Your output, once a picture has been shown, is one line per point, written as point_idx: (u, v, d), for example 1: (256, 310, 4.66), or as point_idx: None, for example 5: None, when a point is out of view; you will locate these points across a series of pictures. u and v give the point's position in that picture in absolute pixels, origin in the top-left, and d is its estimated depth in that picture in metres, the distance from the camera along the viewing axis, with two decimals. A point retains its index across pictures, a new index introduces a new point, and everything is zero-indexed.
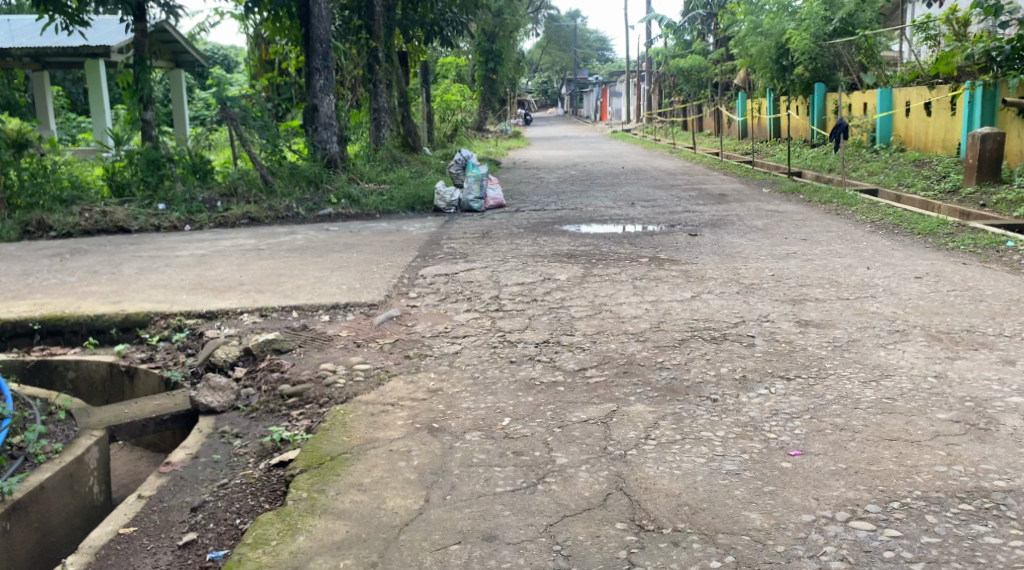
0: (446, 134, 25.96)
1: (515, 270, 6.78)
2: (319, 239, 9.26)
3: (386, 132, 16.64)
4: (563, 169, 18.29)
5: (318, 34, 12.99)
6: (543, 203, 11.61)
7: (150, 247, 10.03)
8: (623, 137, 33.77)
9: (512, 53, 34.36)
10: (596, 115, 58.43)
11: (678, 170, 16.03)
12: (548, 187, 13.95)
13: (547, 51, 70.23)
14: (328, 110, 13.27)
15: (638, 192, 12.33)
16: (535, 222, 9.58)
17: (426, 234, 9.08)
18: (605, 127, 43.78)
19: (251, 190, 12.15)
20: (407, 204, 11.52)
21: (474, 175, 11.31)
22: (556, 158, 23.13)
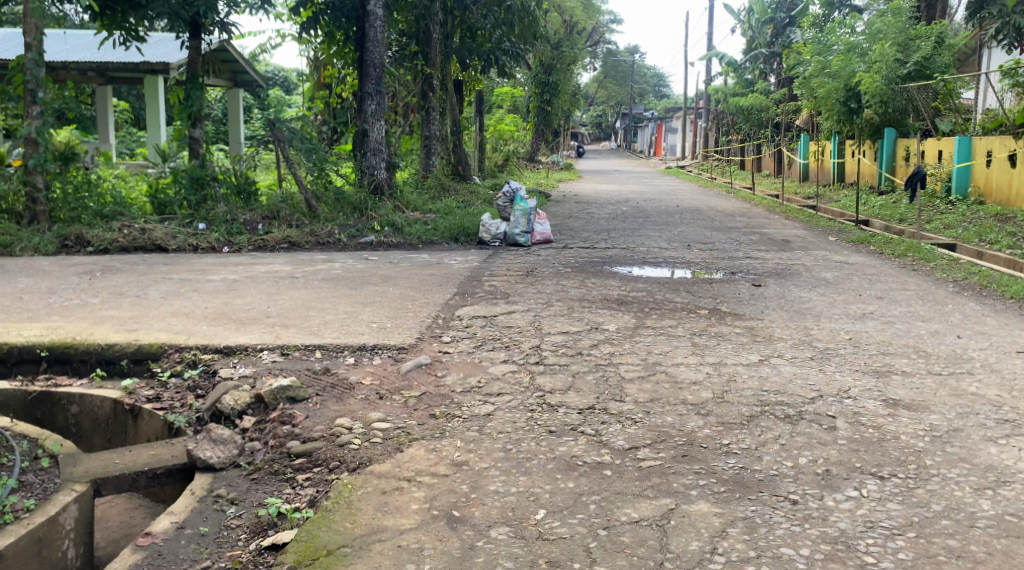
0: (498, 163, 25.55)
1: (561, 315, 6.17)
2: (356, 267, 8.74)
3: (437, 160, 16.08)
4: (617, 205, 17.60)
5: (371, 59, 12.69)
6: (594, 241, 11.01)
7: (182, 265, 9.56)
8: (677, 174, 33.10)
9: (569, 86, 33.97)
10: (650, 150, 57.80)
11: (736, 211, 15.34)
12: (598, 223, 13.35)
13: (604, 87, 69.91)
14: (378, 136, 12.77)
15: (696, 233, 11.65)
16: (583, 262, 8.98)
17: (468, 269, 8.53)
18: (659, 164, 43.12)
19: (294, 214, 11.39)
20: (451, 236, 11.00)
21: (522, 208, 10.73)
22: (608, 193, 22.50)
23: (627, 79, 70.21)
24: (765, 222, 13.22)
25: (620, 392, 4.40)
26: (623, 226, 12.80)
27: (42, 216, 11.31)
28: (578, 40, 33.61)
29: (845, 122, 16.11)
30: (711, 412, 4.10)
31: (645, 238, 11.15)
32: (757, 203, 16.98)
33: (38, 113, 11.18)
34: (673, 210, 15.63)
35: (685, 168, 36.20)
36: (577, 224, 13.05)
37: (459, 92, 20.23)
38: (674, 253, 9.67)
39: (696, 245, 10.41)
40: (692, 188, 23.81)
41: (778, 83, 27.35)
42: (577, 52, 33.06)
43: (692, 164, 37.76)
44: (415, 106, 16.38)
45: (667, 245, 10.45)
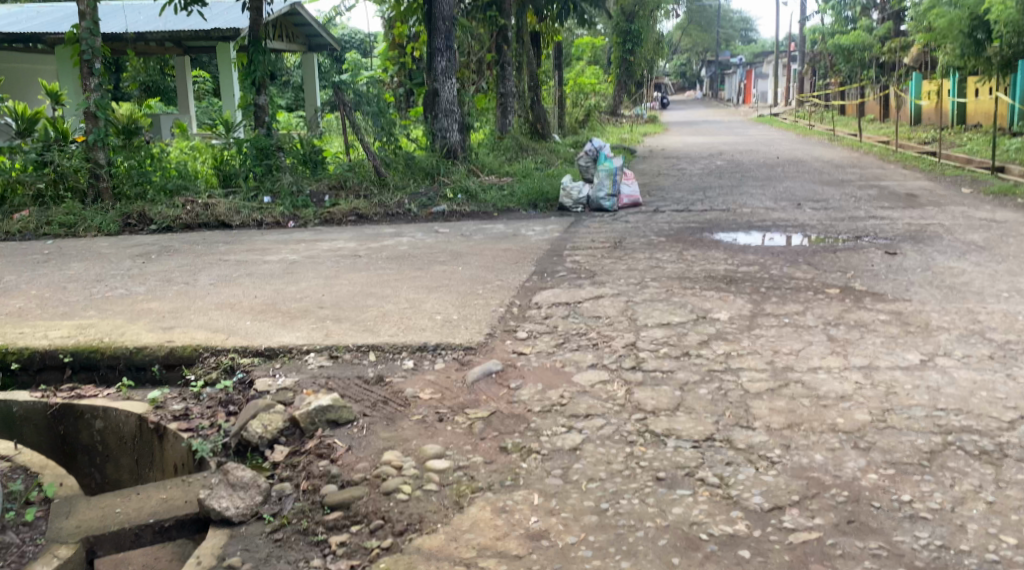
0: (578, 119, 24.44)
1: (660, 300, 5.15)
2: (426, 242, 7.85)
3: (513, 120, 15.06)
4: (710, 159, 16.28)
5: (441, 10, 11.63)
6: (689, 201, 9.91)
7: (241, 240, 8.78)
8: (771, 123, 31.40)
9: (653, 35, 32.42)
10: (738, 99, 55.50)
11: (843, 161, 13.96)
12: (691, 181, 12.21)
13: (688, 35, 67.40)
14: (449, 95, 11.81)
15: (804, 190, 10.43)
16: (680, 227, 7.92)
17: (550, 240, 7.57)
18: (748, 112, 41.14)
19: (362, 183, 10.50)
20: (529, 201, 10.06)
21: (604, 167, 9.69)
22: (699, 146, 21.12)
23: (713, 25, 67.48)
24: (880, 174, 11.85)
25: (747, 415, 3.41)
26: (718, 183, 11.64)
27: (105, 195, 10.47)
28: None
29: (969, 56, 14.76)
30: (875, 443, 3.13)
31: (745, 197, 10.00)
32: (866, 152, 15.53)
33: (97, 86, 10.33)
34: (772, 162, 14.32)
35: (777, 116, 34.34)
36: (668, 182, 11.96)
37: (535, 44, 19.22)
38: (785, 214, 8.52)
39: (805, 203, 9.23)
40: (789, 137, 22.25)
41: (881, 20, 25.41)
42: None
43: (785, 112, 35.82)
44: (490, 63, 15.35)
45: (773, 204, 9.29)
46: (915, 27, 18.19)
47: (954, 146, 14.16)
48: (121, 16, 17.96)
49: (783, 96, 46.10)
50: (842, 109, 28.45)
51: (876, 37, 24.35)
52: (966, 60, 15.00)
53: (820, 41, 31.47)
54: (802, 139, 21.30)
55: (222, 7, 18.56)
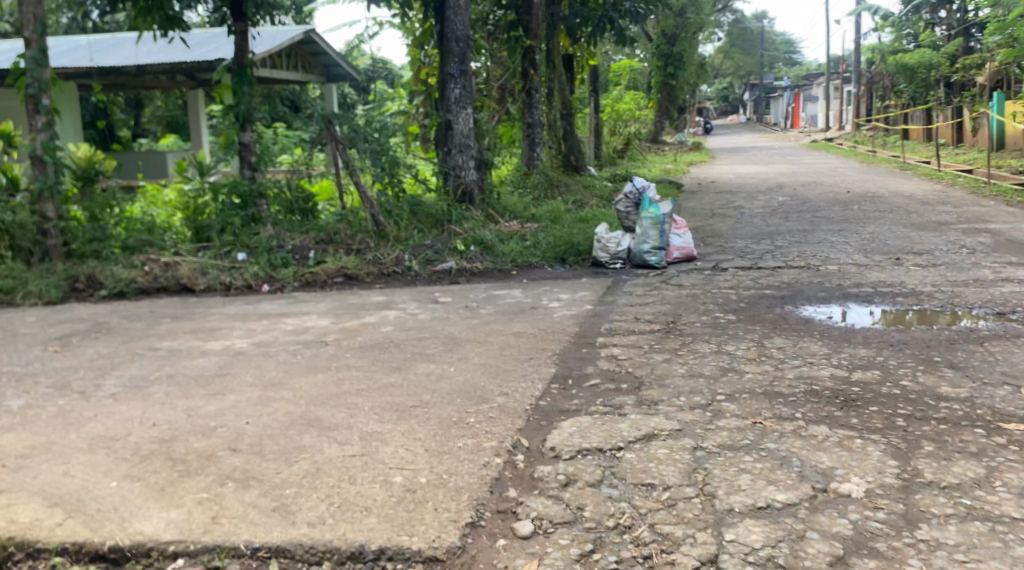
0: (617, 148, 22.85)
1: (756, 455, 3.25)
2: (422, 317, 6.02)
3: (542, 153, 13.31)
4: (769, 194, 14.40)
5: (453, 31, 10.00)
6: (754, 254, 8.10)
7: (196, 311, 6.89)
8: (829, 149, 29.41)
9: (694, 57, 31.00)
10: (789, 121, 53.32)
11: (925, 201, 12.08)
12: (752, 225, 10.37)
13: (732, 58, 65.42)
14: (464, 128, 10.13)
15: (899, 238, 8.53)
16: (750, 297, 6.08)
17: (580, 317, 5.77)
18: (800, 137, 39.14)
19: (357, 235, 8.61)
20: (555, 255, 8.31)
21: (646, 214, 7.84)
22: (751, 177, 19.21)
23: (757, 48, 65.44)
24: (982, 216, 9.90)
25: None
26: (785, 229, 9.80)
27: (54, 253, 8.76)
28: (705, 4, 30.15)
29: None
30: None
31: (823, 248, 8.14)
32: (949, 189, 13.57)
33: (45, 124, 8.55)
34: (841, 201, 12.44)
35: (834, 141, 32.29)
36: (728, 228, 10.14)
37: (569, 69, 17.65)
38: (886, 273, 6.63)
39: (904, 256, 7.38)
40: (852, 167, 20.32)
41: (949, 35, 23.38)
42: (703, 17, 29.60)
43: (840, 137, 33.71)
44: (517, 90, 13.63)
45: (861, 259, 7.42)
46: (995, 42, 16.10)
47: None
48: (126, 50, 16.80)
49: (836, 120, 43.89)
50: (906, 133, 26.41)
51: (944, 53, 22.33)
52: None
53: (880, 61, 29.47)
54: (867, 168, 19.32)
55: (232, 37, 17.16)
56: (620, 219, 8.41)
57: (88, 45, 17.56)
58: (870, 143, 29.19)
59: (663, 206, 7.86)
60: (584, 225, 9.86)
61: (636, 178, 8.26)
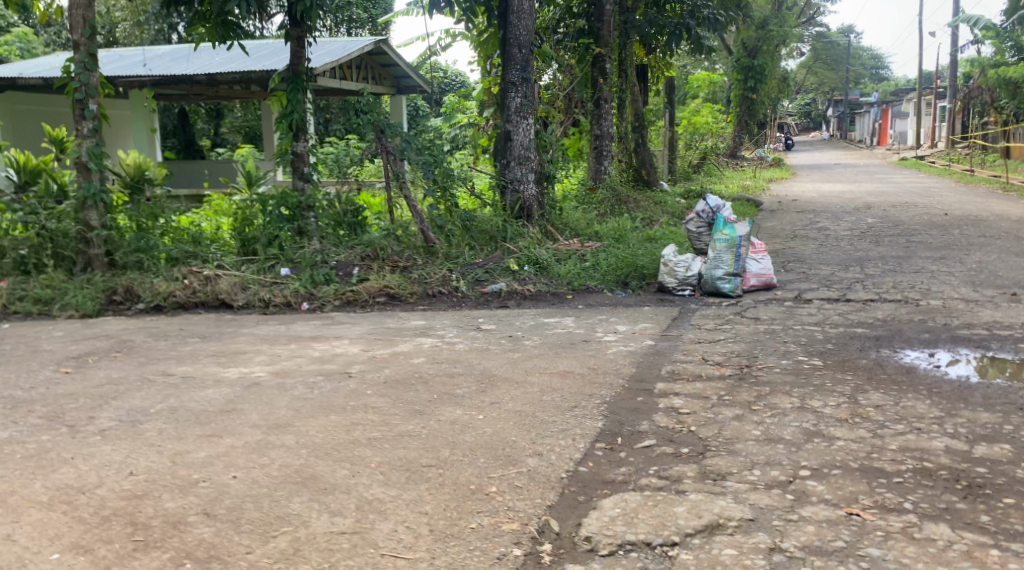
0: (692, 163, 22.14)
1: (857, 565, 2.67)
2: (462, 347, 5.33)
3: (611, 166, 12.61)
4: (856, 217, 13.54)
5: (515, 36, 9.39)
6: (840, 283, 7.34)
7: (222, 329, 6.25)
8: (919, 168, 28.23)
9: (776, 71, 30.06)
10: (874, 138, 51.73)
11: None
12: (837, 252, 9.60)
13: (815, 73, 63.68)
14: (524, 139, 9.50)
15: (1006, 273, 7.68)
16: (842, 336, 5.35)
17: (639, 354, 5.03)
18: (887, 155, 37.76)
19: (404, 251, 8.00)
20: (617, 277, 7.60)
21: (720, 234, 7.10)
22: (835, 195, 18.24)
23: (842, 63, 63.68)
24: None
25: None
26: (874, 257, 9.04)
27: (96, 264, 7.99)
28: (790, 16, 29.19)
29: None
30: None
31: (920, 281, 7.34)
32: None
33: (91, 131, 7.88)
34: (935, 231, 11.61)
35: (926, 161, 31.03)
36: (812, 253, 9.39)
37: (643, 78, 17.07)
38: (1003, 314, 5.92)
39: (1015, 296, 6.57)
40: (947, 190, 19.31)
41: None
42: (787, 29, 28.66)
43: (930, 156, 32.36)
44: (587, 101, 12.96)
45: (966, 296, 6.63)
46: None
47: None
48: (200, 59, 16.57)
49: (924, 138, 42.31)
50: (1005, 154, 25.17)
51: None
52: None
53: (979, 77, 28.22)
54: (964, 191, 18.33)
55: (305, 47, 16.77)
56: (690, 242, 7.73)
57: (164, 55, 17.42)
58: (965, 163, 27.95)
59: (739, 226, 7.11)
60: (651, 245, 9.17)
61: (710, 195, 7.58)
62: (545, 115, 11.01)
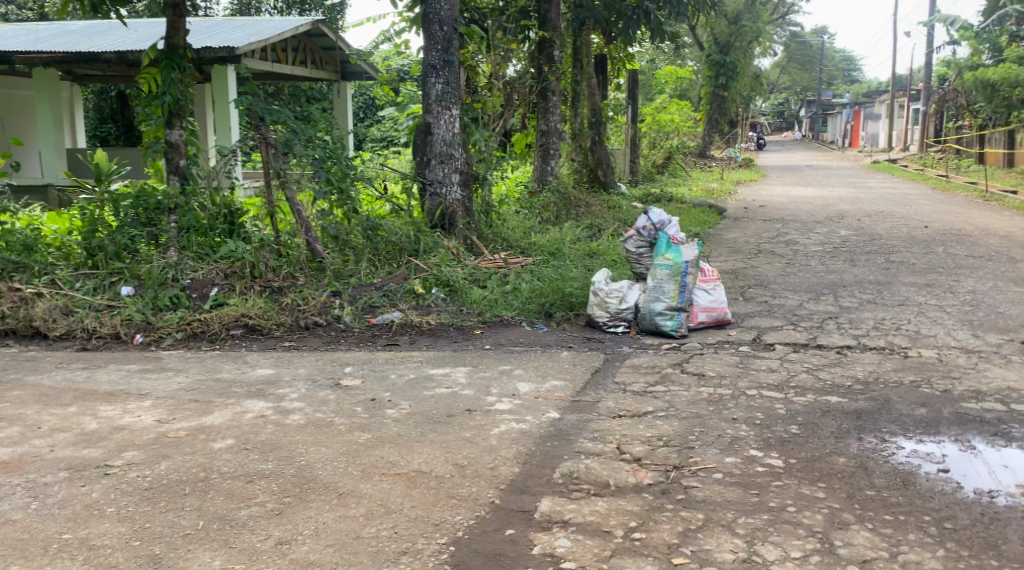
0: (657, 163, 21.10)
1: None
2: (294, 417, 3.87)
3: (557, 165, 11.24)
4: (829, 228, 12.44)
5: (437, 10, 7.90)
6: (809, 327, 6.11)
7: (2, 377, 4.77)
8: (892, 172, 27.45)
9: (748, 69, 28.96)
10: (844, 142, 51.30)
11: (1016, 253, 10.20)
12: (805, 275, 8.43)
13: (788, 73, 62.76)
14: (446, 133, 7.99)
15: (1001, 317, 6.57)
16: (812, 412, 4.04)
17: (527, 437, 3.58)
18: (857, 157, 37.04)
19: (284, 268, 6.47)
20: (540, 308, 6.20)
21: (662, 257, 5.86)
22: (806, 201, 17.16)
23: (814, 63, 62.90)
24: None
25: None
26: (847, 285, 7.88)
27: None
28: (764, 11, 28.07)
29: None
30: None
31: (903, 326, 6.17)
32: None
33: None
34: (914, 247, 10.53)
35: (898, 165, 30.28)
36: (777, 277, 8.19)
37: (600, 68, 15.97)
38: (1011, 380, 4.87)
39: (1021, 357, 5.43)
40: (923, 199, 18.43)
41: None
42: (760, 26, 27.60)
43: (901, 160, 31.62)
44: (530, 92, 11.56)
45: (963, 352, 5.47)
46: None
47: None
48: (113, 34, 14.82)
49: (896, 140, 41.60)
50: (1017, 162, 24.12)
51: None
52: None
53: (956, 82, 27.52)
54: (939, 202, 17.47)
55: (232, 25, 15.08)
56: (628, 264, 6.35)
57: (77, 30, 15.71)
58: (937, 168, 27.25)
59: (685, 249, 5.89)
60: (590, 263, 7.85)
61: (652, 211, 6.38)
62: (479, 112, 9.61)
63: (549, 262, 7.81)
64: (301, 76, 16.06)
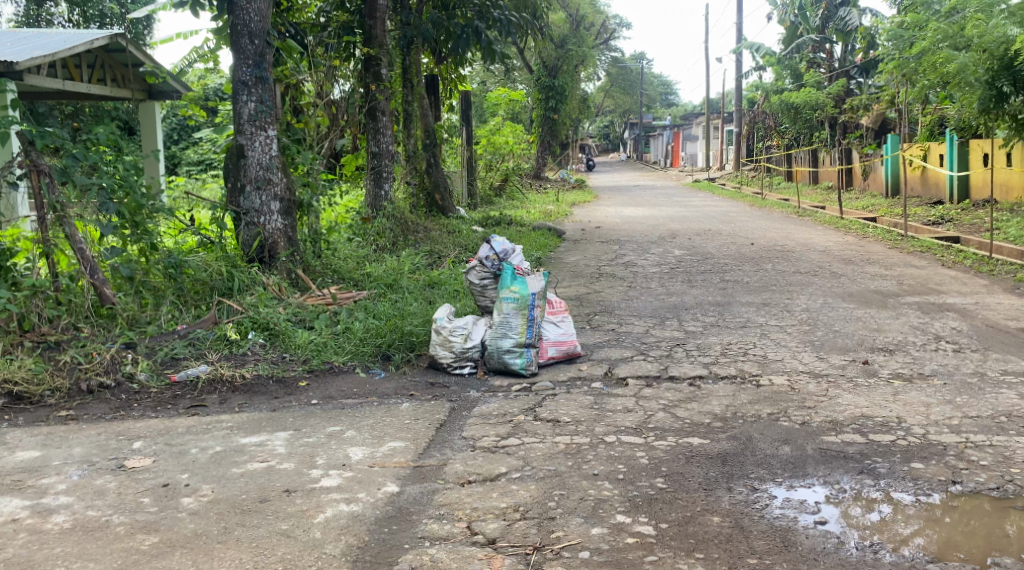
0: (492, 185, 20.92)
1: None
2: (57, 520, 3.42)
3: (391, 189, 10.85)
4: (663, 248, 12.55)
5: (245, 22, 7.36)
6: (658, 358, 5.88)
7: None
8: (715, 190, 28.50)
9: (575, 92, 29.39)
10: (667, 161, 53.19)
11: (838, 268, 10.50)
12: (647, 299, 8.29)
13: (613, 97, 64.75)
14: (262, 156, 7.50)
15: (839, 335, 6.55)
16: (664, 465, 3.78)
17: (360, 523, 3.34)
18: (681, 176, 38.35)
19: (68, 319, 5.65)
20: (375, 351, 5.73)
21: (508, 289, 5.54)
22: (638, 220, 17.38)
23: (636, 86, 65.22)
24: (929, 303, 8.21)
25: None
26: (689, 308, 7.79)
27: None
28: (588, 36, 28.65)
29: (991, 110, 14.67)
30: None
31: (751, 351, 6.05)
32: (860, 253, 12.13)
33: None
34: (744, 265, 10.68)
35: (719, 182, 31.52)
36: (620, 303, 8.01)
37: (432, 89, 15.97)
38: (864, 404, 4.75)
39: (868, 380, 5.32)
40: (746, 216, 19.07)
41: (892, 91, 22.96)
42: (585, 50, 28.10)
43: (721, 178, 32.95)
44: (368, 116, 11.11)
45: (811, 377, 5.34)
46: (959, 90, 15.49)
47: (984, 231, 13.70)
48: None
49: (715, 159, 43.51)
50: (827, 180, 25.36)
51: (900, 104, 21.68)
52: (992, 115, 15.08)
53: (768, 103, 28.92)
54: (761, 219, 18.12)
55: (16, 38, 13.71)
56: (471, 295, 6.20)
57: None
58: (754, 186, 28.52)
59: (532, 280, 5.60)
60: (430, 295, 7.43)
61: (492, 236, 6.07)
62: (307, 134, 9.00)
63: (383, 296, 7.33)
64: (100, 95, 14.90)
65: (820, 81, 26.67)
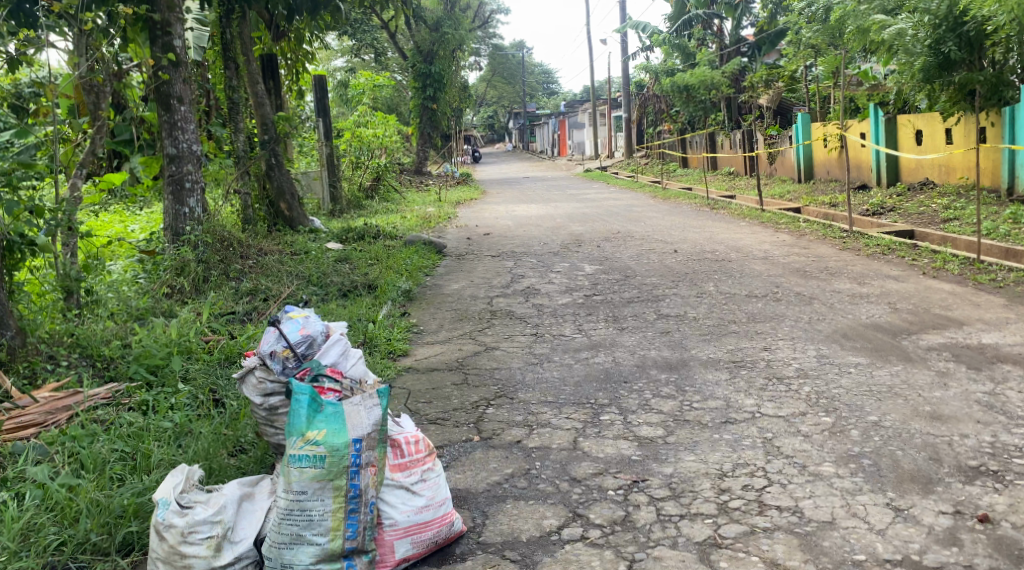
0: (363, 186, 17.99)
1: None
2: None
3: (198, 204, 8.66)
4: (569, 264, 9.95)
5: None
6: (612, 534, 3.33)
7: None
8: (609, 180, 26.20)
9: (453, 79, 26.57)
10: (554, 150, 50.96)
11: (796, 285, 7.92)
12: (562, 363, 5.63)
13: (495, 87, 61.85)
14: None
15: (884, 440, 3.95)
16: None
17: None
18: (573, 165, 36.00)
19: None
20: (46, 559, 3.33)
21: (304, 441, 3.20)
22: (531, 222, 14.81)
23: (518, 76, 62.56)
24: (961, 345, 5.62)
25: None
26: (627, 382, 5.13)
27: None
28: (463, 17, 25.77)
29: (933, 79, 12.22)
30: None
31: (764, 495, 3.49)
32: (809, 257, 9.63)
33: None
34: (675, 287, 8.05)
35: (613, 171, 29.26)
36: (519, 381, 5.26)
37: (270, 69, 13.30)
38: None
39: None
40: (653, 209, 16.74)
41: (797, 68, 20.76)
42: (462, 33, 25.24)
43: (614, 166, 30.72)
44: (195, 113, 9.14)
45: None
46: (888, 56, 13.11)
47: (941, 220, 10.94)
48: None
49: (603, 146, 41.16)
50: (729, 164, 23.17)
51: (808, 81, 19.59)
52: (928, 87, 12.60)
53: (660, 84, 26.65)
54: (670, 213, 15.81)
55: None
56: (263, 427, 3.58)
57: None
58: (651, 173, 26.35)
59: (352, 414, 3.26)
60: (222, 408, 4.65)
61: (289, 314, 3.53)
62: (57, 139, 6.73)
63: (131, 404, 4.79)
64: None
65: (711, 60, 24.38)
